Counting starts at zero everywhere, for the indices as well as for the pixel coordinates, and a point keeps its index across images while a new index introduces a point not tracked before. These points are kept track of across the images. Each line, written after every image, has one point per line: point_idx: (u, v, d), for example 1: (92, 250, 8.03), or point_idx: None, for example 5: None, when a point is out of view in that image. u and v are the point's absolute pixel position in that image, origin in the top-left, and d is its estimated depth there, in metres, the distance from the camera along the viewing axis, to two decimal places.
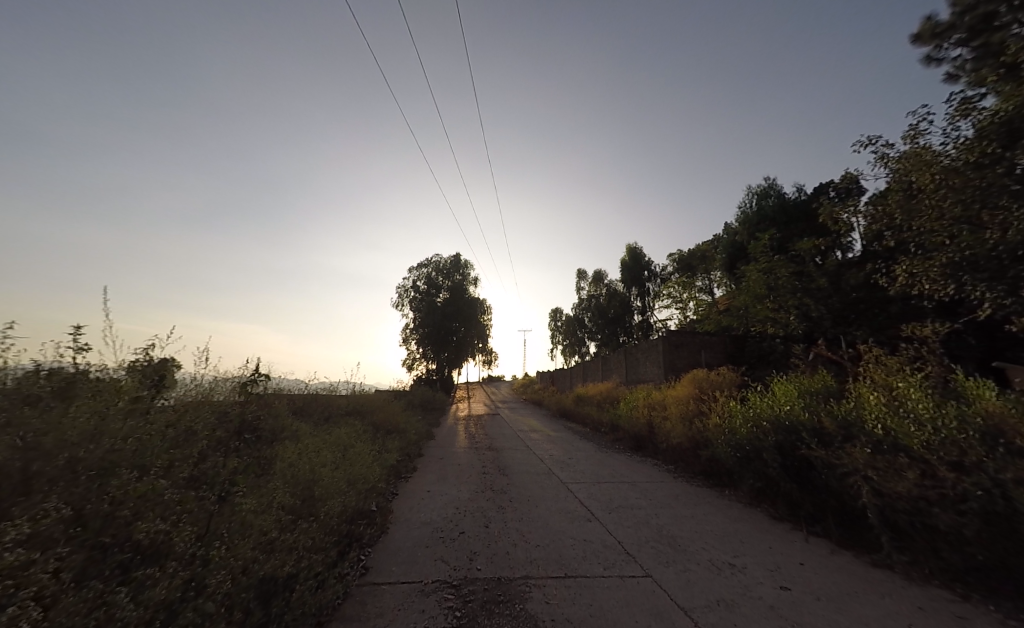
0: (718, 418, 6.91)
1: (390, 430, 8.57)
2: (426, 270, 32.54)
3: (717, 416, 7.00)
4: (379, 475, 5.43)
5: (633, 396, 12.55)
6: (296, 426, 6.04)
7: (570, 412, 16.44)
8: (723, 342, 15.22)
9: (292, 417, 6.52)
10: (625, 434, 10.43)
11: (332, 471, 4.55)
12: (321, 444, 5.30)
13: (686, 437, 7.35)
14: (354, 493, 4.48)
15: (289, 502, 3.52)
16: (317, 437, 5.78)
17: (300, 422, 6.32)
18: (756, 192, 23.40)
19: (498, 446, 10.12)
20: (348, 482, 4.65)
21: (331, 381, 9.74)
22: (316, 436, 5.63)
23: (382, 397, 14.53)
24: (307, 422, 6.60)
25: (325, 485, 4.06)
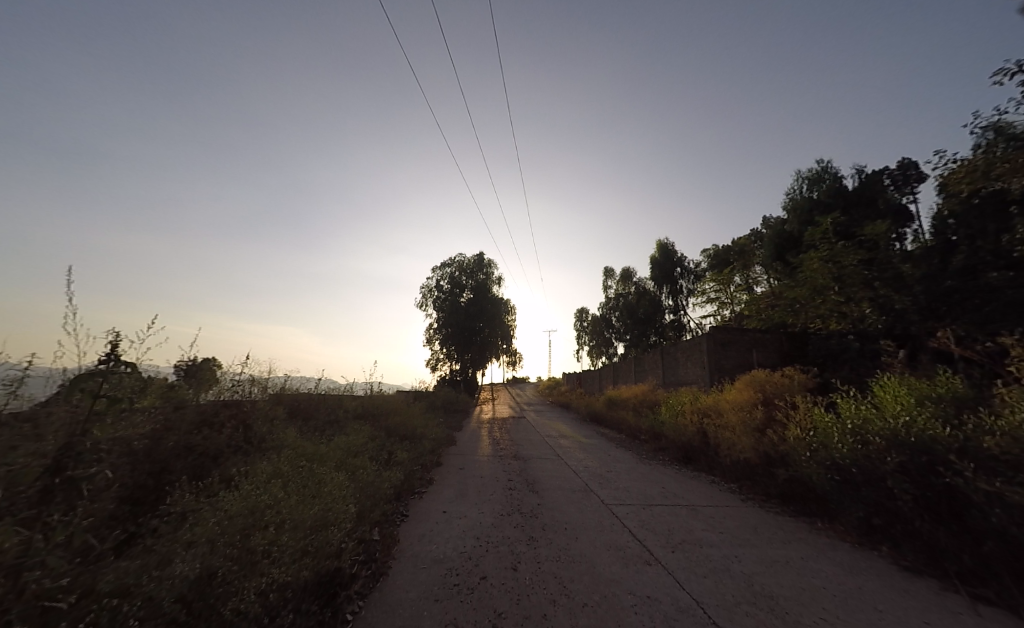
0: (802, 429, 5.58)
1: (406, 436, 7.71)
2: (450, 268, 31.97)
3: (798, 427, 5.67)
4: (387, 493, 4.55)
5: (676, 401, 11.13)
6: (296, 433, 5.29)
7: (602, 417, 15.17)
8: (778, 340, 13.58)
9: (292, 421, 5.75)
10: (671, 444, 9.09)
11: (325, 496, 3.66)
12: (316, 459, 4.44)
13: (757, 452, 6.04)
14: (351, 523, 3.56)
15: (252, 541, 2.62)
16: (317, 446, 4.98)
17: (302, 429, 5.57)
18: (807, 177, 21.27)
19: (526, 454, 9.05)
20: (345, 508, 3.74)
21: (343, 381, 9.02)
22: (314, 447, 4.80)
23: (403, 398, 13.81)
24: (311, 427, 5.85)
25: (310, 517, 3.15)
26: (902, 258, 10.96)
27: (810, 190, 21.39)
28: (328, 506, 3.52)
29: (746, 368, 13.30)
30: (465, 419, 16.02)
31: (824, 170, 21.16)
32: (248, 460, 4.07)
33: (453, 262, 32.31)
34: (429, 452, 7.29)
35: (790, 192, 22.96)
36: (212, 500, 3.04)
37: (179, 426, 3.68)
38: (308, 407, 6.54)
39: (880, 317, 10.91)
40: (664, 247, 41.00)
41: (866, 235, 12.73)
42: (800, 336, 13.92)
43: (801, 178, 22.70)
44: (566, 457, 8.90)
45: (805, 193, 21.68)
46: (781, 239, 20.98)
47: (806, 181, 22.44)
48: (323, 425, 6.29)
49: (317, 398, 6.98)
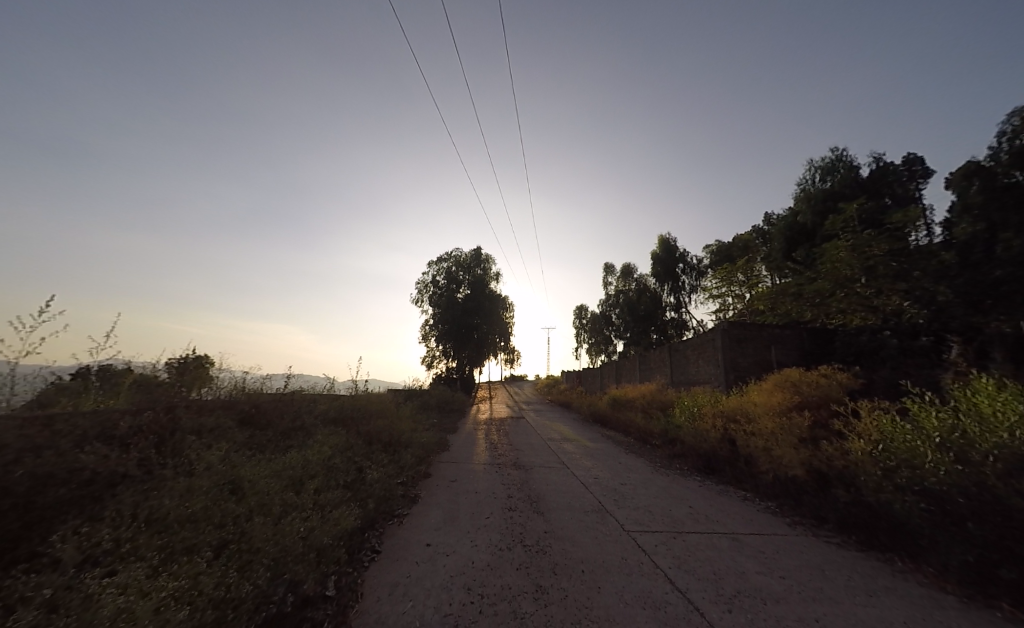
0: (869, 444, 4.57)
1: (388, 442, 6.68)
2: (447, 262, 30.97)
3: (863, 440, 4.68)
4: (354, 523, 3.51)
5: (692, 401, 10.15)
6: (245, 447, 4.25)
7: (607, 418, 14.19)
8: (799, 336, 12.60)
9: (243, 428, 4.73)
10: (690, 452, 8.11)
11: (251, 545, 2.59)
12: (258, 480, 3.40)
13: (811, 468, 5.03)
14: (281, 576, 2.44)
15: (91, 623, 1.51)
16: (268, 462, 3.93)
17: (255, 440, 4.51)
18: (820, 166, 20.37)
19: (527, 462, 8.07)
20: (279, 550, 2.63)
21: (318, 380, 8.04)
22: (262, 463, 3.77)
23: (392, 398, 12.77)
24: (266, 436, 4.78)
25: (208, 585, 2.05)
26: (946, 245, 9.83)
27: (823, 180, 20.50)
28: (248, 562, 2.44)
29: (763, 366, 12.32)
30: (460, 419, 15.02)
31: (838, 160, 20.25)
32: (155, 486, 3.01)
33: (451, 256, 31.27)
34: (415, 463, 6.27)
35: (801, 183, 22.06)
36: (48, 568, 1.93)
37: (39, 451, 2.60)
38: (271, 410, 5.48)
39: (920, 310, 9.89)
40: (666, 243, 40.05)
41: (896, 222, 11.82)
42: (821, 332, 12.98)
43: (814, 168, 21.81)
44: (572, 465, 7.90)
45: (816, 185, 20.81)
46: (792, 232, 20.09)
47: (818, 172, 21.55)
48: (285, 435, 5.22)
49: (284, 399, 5.95)
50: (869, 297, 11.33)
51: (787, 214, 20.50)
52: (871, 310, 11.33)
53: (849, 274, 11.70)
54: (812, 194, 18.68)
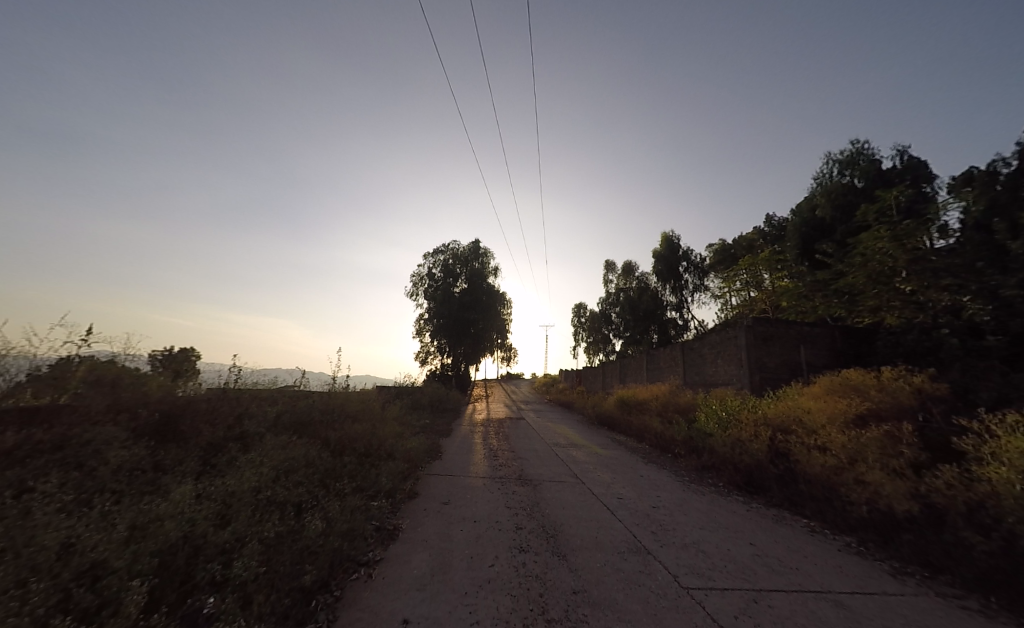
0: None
1: (363, 452, 5.38)
2: (444, 254, 29.64)
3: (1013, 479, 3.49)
4: (292, 587, 2.24)
5: (720, 406, 8.94)
6: (142, 472, 2.97)
7: (616, 422, 12.96)
8: (829, 335, 11.42)
9: (144, 442, 3.43)
10: (726, 466, 6.89)
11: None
12: (113, 525, 2.07)
13: (938, 510, 3.85)
14: None
15: None
16: (162, 499, 2.62)
17: (161, 463, 3.20)
18: (840, 158, 19.28)
19: (535, 475, 6.82)
20: None
21: (261, 377, 6.76)
22: (146, 502, 2.44)
23: (379, 396, 11.46)
24: (183, 453, 3.47)
25: None
26: (1014, 230, 8.18)
27: (842, 173, 19.43)
28: None
29: (791, 367, 11.13)
30: (455, 420, 13.76)
31: (858, 152, 19.15)
32: None
33: (447, 249, 29.87)
34: (398, 481, 4.98)
35: (818, 176, 20.97)
36: None
37: None
38: (203, 416, 4.17)
39: (983, 306, 8.48)
40: (669, 240, 38.90)
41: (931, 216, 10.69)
42: (852, 331, 11.80)
43: (832, 161, 20.71)
44: (588, 480, 6.61)
45: (835, 177, 19.70)
46: (810, 227, 19.01)
47: (837, 165, 20.44)
48: (216, 449, 3.91)
49: (226, 399, 4.64)
50: (911, 291, 10.17)
51: (805, 208, 19.41)
52: (914, 306, 10.11)
53: (888, 265, 10.52)
54: (833, 187, 17.63)
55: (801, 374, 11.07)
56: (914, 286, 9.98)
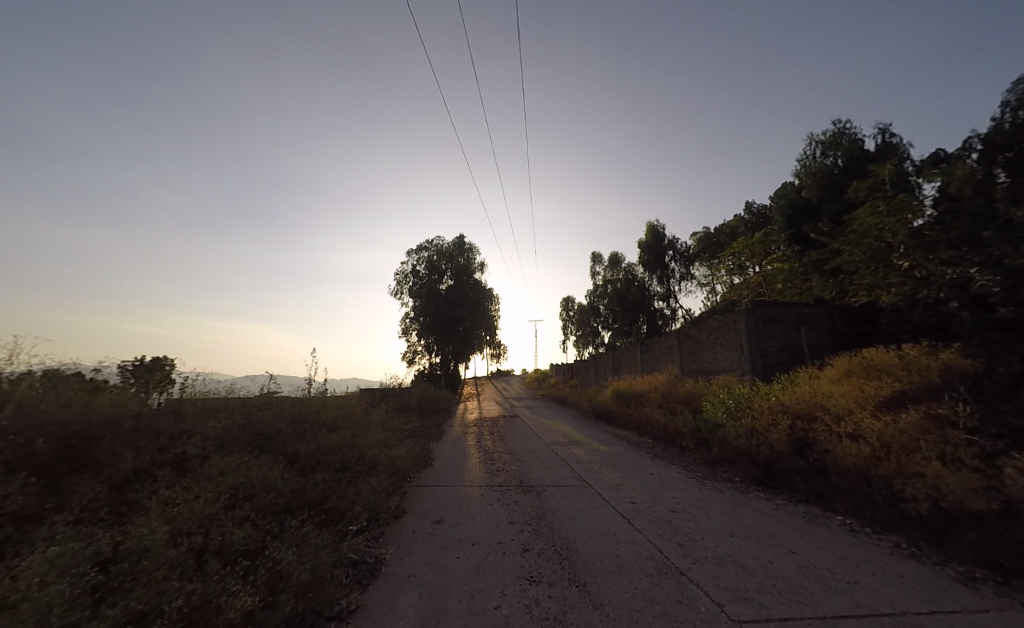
0: None
1: (339, 468, 4.64)
2: (427, 250, 28.70)
3: None
4: None
5: (726, 394, 8.45)
6: (3, 525, 2.15)
7: (615, 414, 12.45)
8: (829, 315, 11.09)
9: (36, 475, 2.63)
10: (742, 458, 6.38)
11: None
12: None
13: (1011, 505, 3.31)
14: None
15: None
16: (20, 566, 1.82)
17: (46, 509, 2.39)
18: (824, 140, 19.19)
19: (536, 479, 6.17)
20: None
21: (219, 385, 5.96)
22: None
23: (362, 400, 10.66)
24: (87, 490, 2.67)
25: None
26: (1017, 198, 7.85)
27: (826, 154, 19.35)
28: None
29: (792, 350, 10.74)
30: (447, 421, 13.06)
31: (841, 133, 19.06)
32: None
33: (431, 245, 28.99)
34: (380, 498, 4.26)
35: (802, 157, 20.84)
36: None
37: None
38: (126, 438, 3.36)
39: (992, 279, 7.75)
40: (654, 230, 38.73)
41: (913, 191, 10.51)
42: (851, 311, 11.50)
43: (816, 142, 20.59)
44: (595, 482, 6.00)
45: (820, 159, 19.60)
46: (797, 208, 18.87)
47: (820, 147, 20.35)
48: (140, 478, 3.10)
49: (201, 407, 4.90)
50: (911, 267, 9.86)
51: (792, 189, 19.26)
52: (918, 281, 9.80)
53: (885, 241, 10.27)
54: (818, 168, 17.54)
55: (803, 357, 10.69)
56: (912, 261, 9.72)
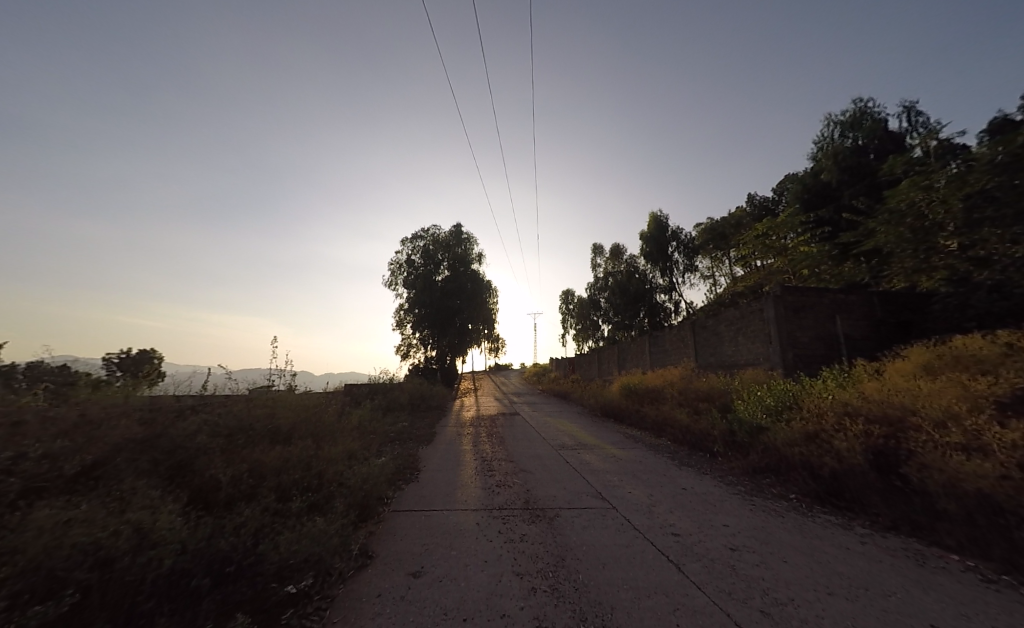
0: None
1: (276, 506, 3.40)
2: (422, 240, 27.38)
3: None
4: None
5: (765, 390, 7.28)
6: None
7: (625, 413, 11.33)
8: (867, 302, 9.89)
9: None
10: (798, 470, 5.21)
11: None
12: None
13: None
14: None
15: None
16: None
17: None
18: (843, 120, 17.99)
19: (546, 499, 4.96)
20: None
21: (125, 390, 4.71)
22: None
23: (342, 398, 9.45)
24: None
25: None
26: None
27: (845, 135, 18.15)
28: None
29: (826, 340, 9.55)
30: (441, 420, 11.89)
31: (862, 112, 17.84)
32: None
33: (426, 234, 27.63)
34: (322, 553, 3.03)
35: (819, 139, 19.68)
36: None
37: None
38: None
39: None
40: (657, 220, 37.52)
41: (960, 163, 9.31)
42: (890, 298, 10.27)
43: (834, 123, 19.46)
44: (621, 503, 4.79)
45: (838, 140, 18.39)
46: (814, 192, 17.82)
47: (838, 128, 19.14)
48: None
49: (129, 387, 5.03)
50: (964, 246, 8.63)
51: (808, 173, 18.20)
52: (973, 262, 8.58)
53: (929, 219, 9.23)
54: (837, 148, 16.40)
55: (838, 349, 9.50)
56: (963, 241, 8.54)
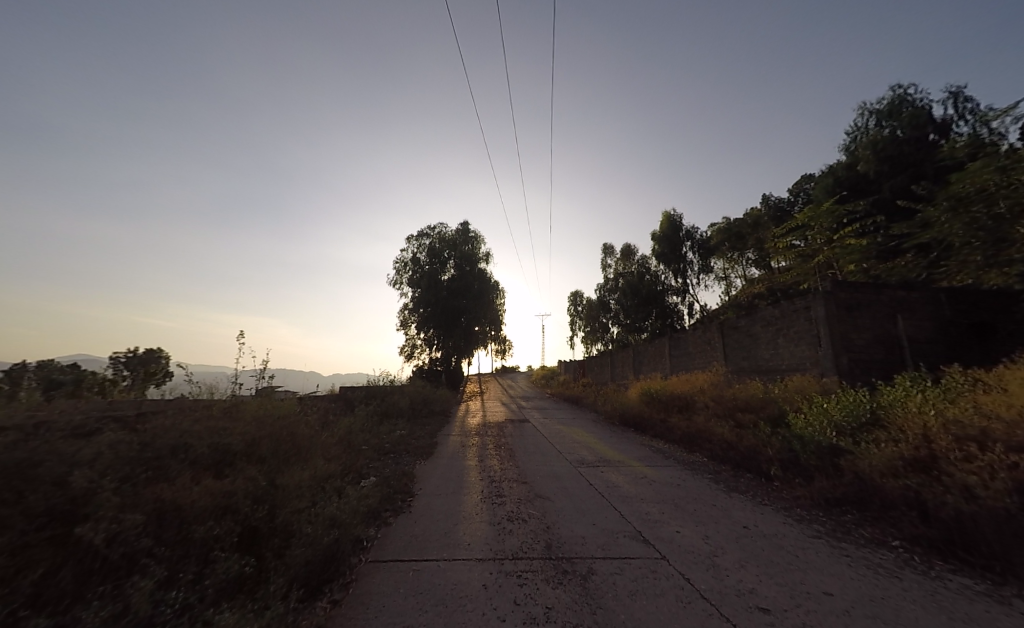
0: None
1: (151, 572, 2.23)
2: (428, 238, 26.41)
3: None
4: None
5: (832, 403, 6.04)
6: None
7: (647, 422, 10.19)
8: (932, 300, 8.60)
9: None
10: (905, 511, 3.92)
11: None
12: None
13: None
14: None
15: None
16: None
17: None
18: (880, 107, 16.67)
19: (573, 544, 3.85)
20: None
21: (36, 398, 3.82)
22: None
23: (334, 405, 8.48)
24: None
25: None
26: None
27: (882, 124, 16.80)
28: None
29: (886, 343, 8.28)
30: (444, 428, 10.84)
31: (902, 98, 16.47)
32: None
33: (433, 232, 26.65)
34: None
35: (852, 129, 18.31)
36: None
37: None
38: None
39: None
40: (670, 219, 36.19)
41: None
42: (959, 295, 8.95)
43: (868, 113, 18.09)
44: (670, 551, 3.67)
45: (874, 128, 17.03)
46: (848, 185, 16.48)
47: (873, 116, 17.79)
48: None
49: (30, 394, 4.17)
50: None
51: (840, 165, 16.86)
52: None
53: (1008, 203, 7.71)
54: (872, 137, 15.17)
55: (899, 353, 8.25)
56: None
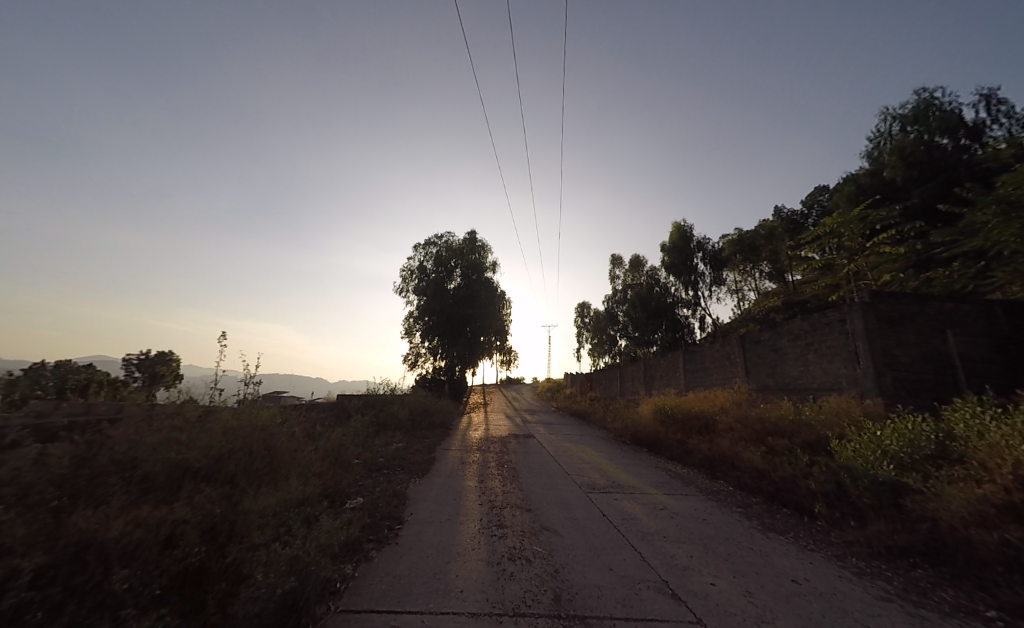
0: None
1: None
2: (434, 246, 26.10)
3: None
4: None
5: (887, 435, 5.34)
6: None
7: (664, 442, 9.43)
8: (982, 313, 7.83)
9: None
10: (998, 570, 3.21)
11: None
12: None
13: None
14: None
15: None
16: None
17: None
18: (905, 113, 16.01)
19: (589, 596, 3.16)
20: None
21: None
22: None
23: (328, 415, 7.91)
24: None
25: None
26: None
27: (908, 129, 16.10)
28: None
29: (933, 361, 7.51)
30: (445, 442, 10.18)
31: (929, 102, 15.76)
32: None
33: (440, 240, 26.37)
34: None
35: (875, 135, 17.61)
36: None
37: None
38: None
39: None
40: (681, 230, 35.55)
41: None
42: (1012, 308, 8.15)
43: (893, 118, 17.39)
44: (709, 612, 2.98)
45: (900, 133, 16.32)
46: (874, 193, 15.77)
47: (897, 121, 17.10)
48: None
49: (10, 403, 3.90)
50: None
51: (864, 172, 16.16)
52: None
53: None
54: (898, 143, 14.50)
55: (948, 371, 7.47)
56: None
